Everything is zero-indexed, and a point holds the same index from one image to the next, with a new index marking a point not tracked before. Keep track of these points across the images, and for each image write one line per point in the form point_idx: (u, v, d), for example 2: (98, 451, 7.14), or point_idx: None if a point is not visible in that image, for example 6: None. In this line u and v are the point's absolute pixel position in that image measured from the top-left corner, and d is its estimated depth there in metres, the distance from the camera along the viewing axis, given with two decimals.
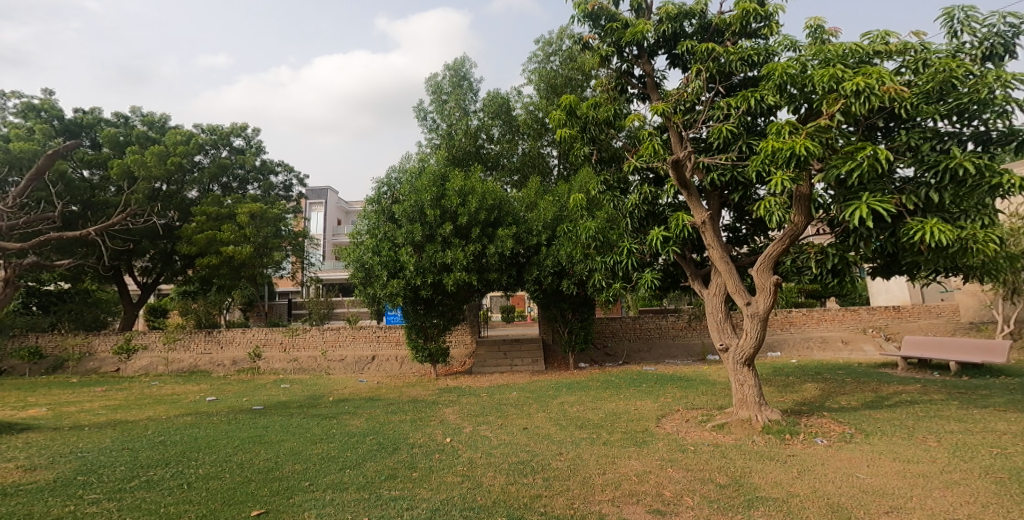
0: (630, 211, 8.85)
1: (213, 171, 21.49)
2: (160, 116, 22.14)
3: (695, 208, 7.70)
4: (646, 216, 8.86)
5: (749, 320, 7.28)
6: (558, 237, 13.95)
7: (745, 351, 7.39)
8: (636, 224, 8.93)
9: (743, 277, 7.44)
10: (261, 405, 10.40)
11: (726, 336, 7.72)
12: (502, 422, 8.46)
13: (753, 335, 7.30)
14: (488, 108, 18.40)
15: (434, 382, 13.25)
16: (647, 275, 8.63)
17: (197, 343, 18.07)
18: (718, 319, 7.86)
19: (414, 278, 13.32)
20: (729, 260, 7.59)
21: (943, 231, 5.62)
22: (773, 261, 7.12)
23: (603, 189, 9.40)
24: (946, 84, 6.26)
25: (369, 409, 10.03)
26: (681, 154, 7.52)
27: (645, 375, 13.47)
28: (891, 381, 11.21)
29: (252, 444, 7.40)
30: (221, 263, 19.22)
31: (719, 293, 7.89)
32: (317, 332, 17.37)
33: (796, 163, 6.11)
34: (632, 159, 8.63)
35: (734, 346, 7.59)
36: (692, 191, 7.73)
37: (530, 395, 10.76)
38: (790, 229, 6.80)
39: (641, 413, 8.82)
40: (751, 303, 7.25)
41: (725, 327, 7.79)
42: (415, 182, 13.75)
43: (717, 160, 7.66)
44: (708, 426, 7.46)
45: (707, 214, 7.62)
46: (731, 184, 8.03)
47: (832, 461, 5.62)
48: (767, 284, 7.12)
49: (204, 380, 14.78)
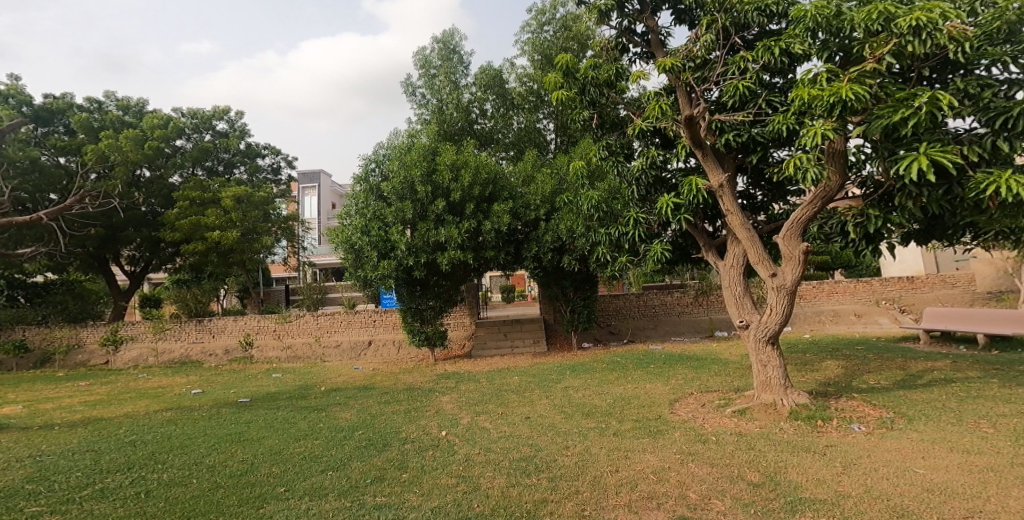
0: (636, 177, 8.08)
1: (197, 155, 20.70)
2: (136, 100, 21.35)
3: (710, 171, 6.97)
4: (654, 183, 8.09)
5: (774, 294, 6.52)
6: (557, 212, 13.24)
7: (768, 329, 6.65)
8: (643, 192, 8.15)
9: (766, 247, 6.69)
10: (247, 397, 9.78)
11: (747, 312, 6.99)
12: (503, 411, 7.82)
13: (779, 311, 6.54)
14: (480, 81, 17.53)
15: (432, 367, 12.62)
16: (656, 246, 7.91)
17: (187, 333, 17.46)
18: (737, 293, 7.11)
19: (407, 258, 12.58)
20: (751, 227, 6.81)
21: (1023, 184, 4.85)
22: (802, 227, 6.35)
23: (605, 155, 8.64)
24: (1015, 21, 5.42)
25: (361, 399, 9.40)
26: (695, 110, 6.75)
27: (653, 354, 12.83)
28: (913, 355, 10.57)
29: (228, 443, 6.77)
30: (208, 248, 18.52)
31: (737, 264, 7.13)
32: (310, 318, 16.76)
33: (839, 111, 5.34)
34: (636, 121, 7.84)
35: (755, 323, 6.87)
36: (708, 151, 7.03)
37: (533, 380, 10.10)
38: (824, 189, 6.05)
39: (653, 398, 8.17)
40: (776, 274, 6.49)
41: (745, 302, 7.04)
42: (403, 158, 12.96)
43: (734, 119, 6.86)
44: (729, 411, 6.81)
45: (724, 177, 6.89)
46: (748, 146, 7.26)
47: (880, 453, 4.95)
48: (795, 252, 6.35)
49: (193, 371, 14.17)
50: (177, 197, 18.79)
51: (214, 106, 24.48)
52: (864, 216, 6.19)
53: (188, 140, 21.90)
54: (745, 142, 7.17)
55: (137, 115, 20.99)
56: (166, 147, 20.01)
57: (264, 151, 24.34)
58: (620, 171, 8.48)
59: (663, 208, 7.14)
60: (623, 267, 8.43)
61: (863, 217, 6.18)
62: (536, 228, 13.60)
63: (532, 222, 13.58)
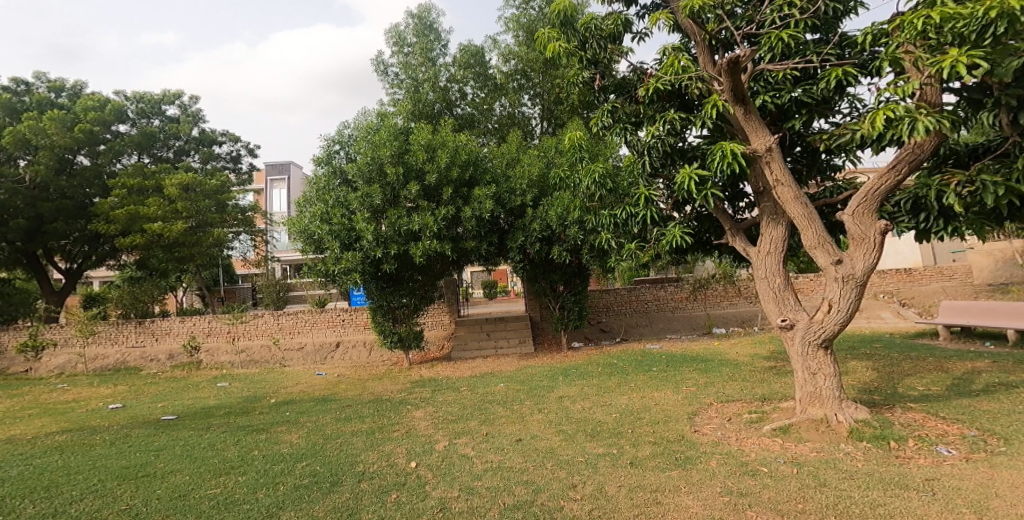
0: (647, 146, 6.70)
1: (138, 140, 18.88)
2: (72, 82, 19.54)
3: (755, 134, 5.71)
4: (668, 154, 6.72)
5: (837, 286, 5.19)
6: (546, 197, 11.93)
7: (823, 331, 5.33)
8: (655, 165, 6.82)
9: (826, 228, 5.37)
10: (173, 414, 8.14)
11: (790, 309, 5.66)
12: (488, 432, 6.40)
13: (842, 308, 5.22)
14: (459, 58, 16.04)
15: (405, 373, 11.09)
16: (674, 231, 6.63)
17: (126, 336, 15.64)
18: (776, 287, 5.74)
19: (374, 249, 10.99)
20: (808, 202, 5.46)
21: None
22: (878, 202, 5.06)
23: (608, 123, 7.27)
24: None
25: (316, 415, 7.83)
26: (743, 54, 5.47)
27: (652, 355, 11.53)
28: (944, 354, 9.44)
29: (121, 480, 5.19)
30: (148, 242, 16.70)
31: (776, 249, 5.80)
32: (269, 318, 15.08)
33: (990, 35, 4.22)
34: (648, 81, 6.66)
35: (802, 323, 5.55)
36: (750, 108, 5.83)
37: (521, 388, 8.64)
38: (911, 151, 4.85)
39: (671, 412, 6.83)
40: (842, 261, 5.17)
41: (786, 297, 5.69)
42: (371, 137, 11.44)
43: (785, 68, 5.64)
44: (767, 430, 5.54)
45: (773, 140, 5.61)
46: (789, 110, 6.11)
47: (1012, 496, 3.71)
48: (870, 233, 5.03)
49: (125, 380, 12.33)
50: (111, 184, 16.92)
51: (164, 90, 22.53)
52: (974, 183, 4.81)
53: (130, 125, 20.08)
54: (786, 105, 6.05)
55: (72, 98, 19.18)
56: (101, 131, 18.31)
57: (221, 138, 22.45)
58: (627, 140, 7.13)
59: (686, 179, 5.91)
60: (636, 256, 7.08)
61: (973, 185, 4.79)
62: (521, 216, 12.22)
63: (517, 209, 12.23)
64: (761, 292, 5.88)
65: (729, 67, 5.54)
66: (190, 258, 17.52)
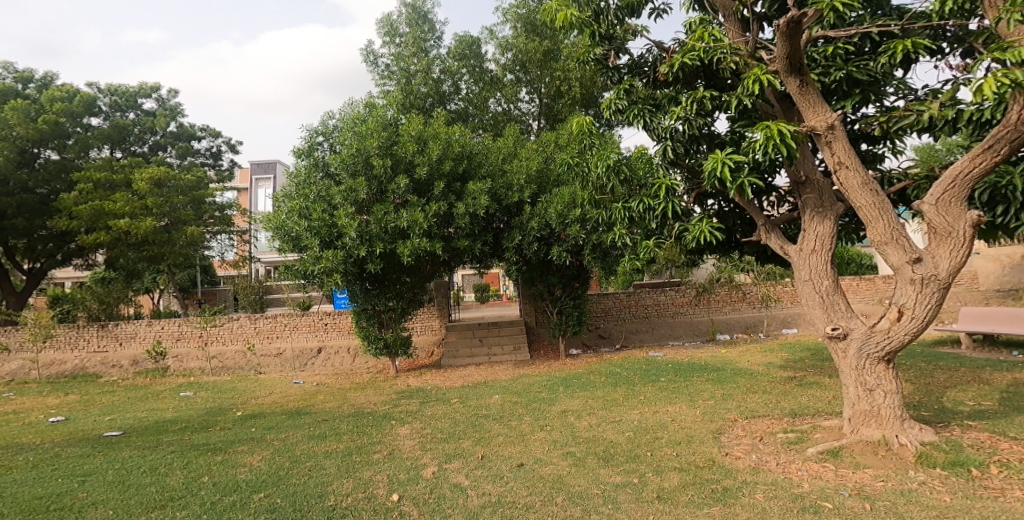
0: (673, 126, 6.04)
1: (108, 133, 17.83)
2: (42, 72, 18.44)
3: (812, 112, 4.94)
4: (694, 138, 6.07)
5: (914, 289, 4.40)
6: (545, 194, 11.11)
7: (888, 343, 4.52)
8: (680, 149, 6.10)
9: (898, 221, 4.59)
10: (119, 429, 7.21)
11: (841, 316, 4.85)
12: (483, 454, 5.55)
13: (917, 317, 4.41)
14: (454, 49, 15.20)
15: (390, 382, 10.16)
16: (703, 224, 5.82)
17: (87, 340, 14.58)
18: (825, 290, 4.92)
19: (357, 248, 10.02)
20: (878, 189, 4.66)
21: None
22: (968, 190, 4.32)
23: (623, 105, 6.49)
24: None
25: (286, 431, 6.88)
26: (809, 12, 4.64)
27: (658, 363, 10.71)
28: (977, 364, 8.67)
29: (25, 516, 4.40)
30: (113, 239, 15.70)
31: (824, 247, 4.98)
32: (245, 322, 14.05)
33: None
34: (672, 57, 6.01)
35: (857, 333, 4.73)
36: (807, 80, 4.96)
37: (519, 400, 7.76)
38: (1014, 128, 4.09)
39: (693, 432, 5.98)
40: (921, 260, 4.39)
41: (837, 302, 4.88)
42: (357, 127, 10.55)
43: (847, 35, 4.87)
44: (812, 451, 4.77)
45: (835, 117, 4.81)
46: (838, 90, 5.49)
47: None
48: (959, 226, 4.29)
49: (80, 389, 11.28)
50: (76, 178, 15.89)
51: (142, 83, 21.44)
52: None
53: (103, 119, 19.00)
54: (834, 84, 5.46)
55: (40, 89, 18.09)
56: (68, 124, 17.25)
57: (201, 133, 21.38)
58: (645, 123, 6.35)
59: (718, 164, 5.08)
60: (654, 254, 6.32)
61: None
62: (518, 214, 11.37)
63: (513, 207, 11.36)
64: (805, 295, 5.06)
65: (789, 29, 4.68)
66: (160, 258, 16.46)
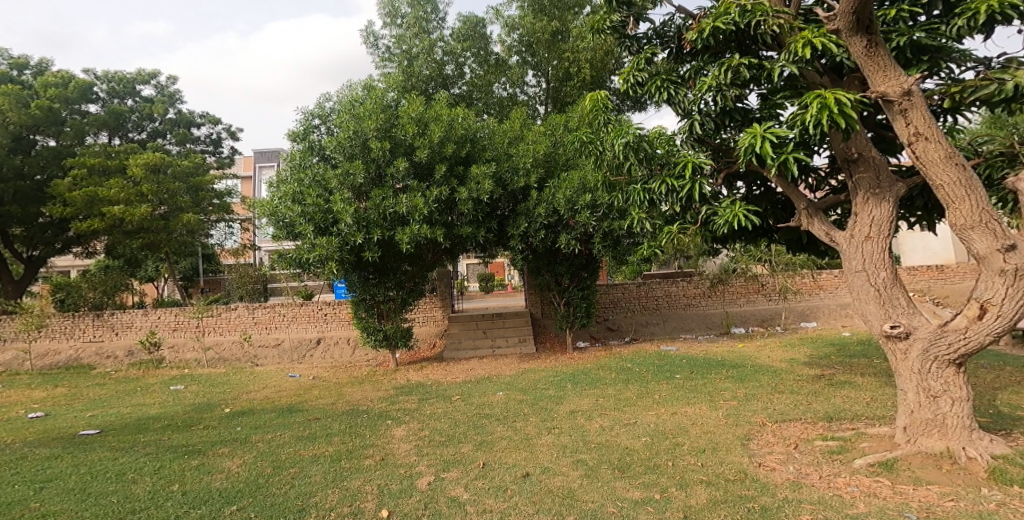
0: (703, 98, 5.44)
1: (104, 120, 17.37)
2: (38, 60, 18.00)
3: (881, 76, 4.32)
4: (725, 113, 5.47)
5: (1001, 281, 3.80)
6: (552, 179, 10.51)
7: (961, 344, 3.95)
8: (711, 124, 5.50)
9: (987, 201, 3.95)
10: (95, 428, 6.72)
11: (901, 313, 4.31)
12: (485, 462, 5.01)
13: (1003, 314, 3.79)
14: (459, 30, 14.54)
15: (390, 376, 9.65)
16: (735, 207, 5.21)
17: (82, 330, 14.15)
18: (882, 282, 4.36)
19: (353, 235, 9.44)
20: (963, 164, 4.03)
21: None
22: None
23: (644, 78, 5.92)
24: None
25: (273, 431, 6.37)
26: None
27: (671, 358, 10.13)
28: (1022, 362, 7.99)
29: None
30: (107, 227, 15.26)
31: (881, 233, 4.42)
32: (242, 311, 13.57)
33: None
34: (702, 21, 5.42)
35: (920, 331, 4.19)
36: (877, 41, 4.37)
37: (524, 399, 7.22)
38: None
39: (719, 438, 5.38)
40: (1015, 247, 3.78)
41: (896, 297, 4.33)
42: (355, 108, 9.97)
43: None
44: (861, 461, 4.29)
45: (912, 82, 4.19)
46: (899, 59, 4.93)
47: None
48: None
49: (69, 381, 10.84)
50: (70, 163, 15.45)
51: (139, 70, 20.95)
52: None
53: (100, 105, 18.55)
54: (896, 52, 4.90)
55: (36, 76, 17.64)
56: (62, 110, 16.80)
57: (200, 119, 20.86)
58: (670, 96, 5.74)
59: (756, 139, 4.54)
60: (678, 240, 5.74)
61: None
62: (525, 201, 10.76)
63: (519, 193, 10.75)
64: (857, 288, 4.52)
65: None
66: (156, 246, 16.07)
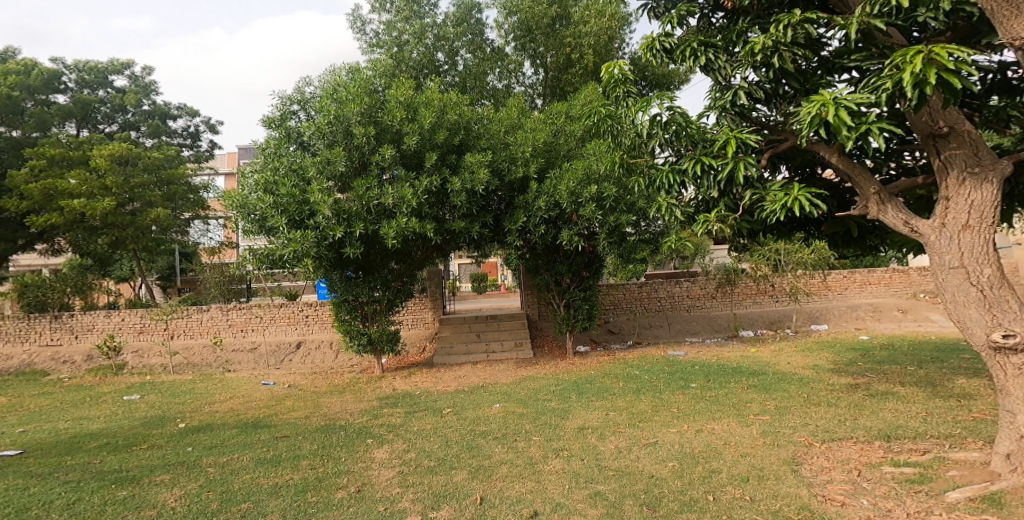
0: (752, 63, 4.66)
1: (70, 110, 16.42)
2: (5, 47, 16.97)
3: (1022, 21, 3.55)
4: (777, 79, 4.67)
5: None
6: (553, 170, 9.65)
7: None
8: (759, 93, 4.71)
9: None
10: (21, 448, 5.74)
11: (1013, 319, 3.53)
12: (482, 495, 4.09)
13: None
14: (453, 15, 13.67)
15: (373, 384, 8.68)
16: (793, 189, 4.37)
17: (41, 332, 13.07)
18: (987, 282, 3.59)
19: (331, 228, 8.46)
20: None
21: None
22: None
23: (676, 43, 5.11)
24: None
25: (231, 452, 5.42)
26: None
27: (681, 365, 9.25)
28: None
29: None
30: (68, 222, 14.21)
31: (985, 221, 3.64)
32: (215, 312, 12.55)
33: None
34: None
35: None
36: None
37: (526, 412, 6.33)
38: None
39: (762, 464, 4.49)
40: None
41: (1005, 300, 3.56)
42: (337, 91, 9.03)
43: None
44: (956, 494, 3.48)
45: None
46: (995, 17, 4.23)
47: None
48: None
49: (16, 389, 9.77)
50: (27, 154, 14.36)
51: (113, 59, 19.87)
52: None
53: (68, 96, 17.43)
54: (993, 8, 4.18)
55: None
56: (24, 99, 15.78)
57: (178, 112, 19.78)
58: (708, 61, 4.93)
59: (830, 105, 3.72)
60: (717, 229, 4.89)
61: None
62: (523, 193, 9.86)
63: (517, 184, 9.85)
64: (951, 289, 3.73)
65: None
66: (123, 243, 15.02)
